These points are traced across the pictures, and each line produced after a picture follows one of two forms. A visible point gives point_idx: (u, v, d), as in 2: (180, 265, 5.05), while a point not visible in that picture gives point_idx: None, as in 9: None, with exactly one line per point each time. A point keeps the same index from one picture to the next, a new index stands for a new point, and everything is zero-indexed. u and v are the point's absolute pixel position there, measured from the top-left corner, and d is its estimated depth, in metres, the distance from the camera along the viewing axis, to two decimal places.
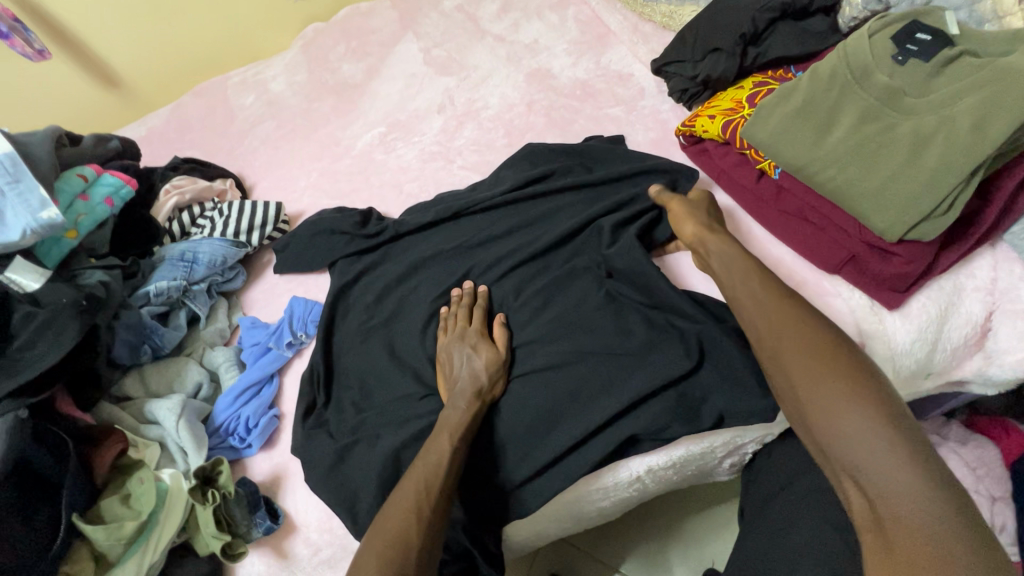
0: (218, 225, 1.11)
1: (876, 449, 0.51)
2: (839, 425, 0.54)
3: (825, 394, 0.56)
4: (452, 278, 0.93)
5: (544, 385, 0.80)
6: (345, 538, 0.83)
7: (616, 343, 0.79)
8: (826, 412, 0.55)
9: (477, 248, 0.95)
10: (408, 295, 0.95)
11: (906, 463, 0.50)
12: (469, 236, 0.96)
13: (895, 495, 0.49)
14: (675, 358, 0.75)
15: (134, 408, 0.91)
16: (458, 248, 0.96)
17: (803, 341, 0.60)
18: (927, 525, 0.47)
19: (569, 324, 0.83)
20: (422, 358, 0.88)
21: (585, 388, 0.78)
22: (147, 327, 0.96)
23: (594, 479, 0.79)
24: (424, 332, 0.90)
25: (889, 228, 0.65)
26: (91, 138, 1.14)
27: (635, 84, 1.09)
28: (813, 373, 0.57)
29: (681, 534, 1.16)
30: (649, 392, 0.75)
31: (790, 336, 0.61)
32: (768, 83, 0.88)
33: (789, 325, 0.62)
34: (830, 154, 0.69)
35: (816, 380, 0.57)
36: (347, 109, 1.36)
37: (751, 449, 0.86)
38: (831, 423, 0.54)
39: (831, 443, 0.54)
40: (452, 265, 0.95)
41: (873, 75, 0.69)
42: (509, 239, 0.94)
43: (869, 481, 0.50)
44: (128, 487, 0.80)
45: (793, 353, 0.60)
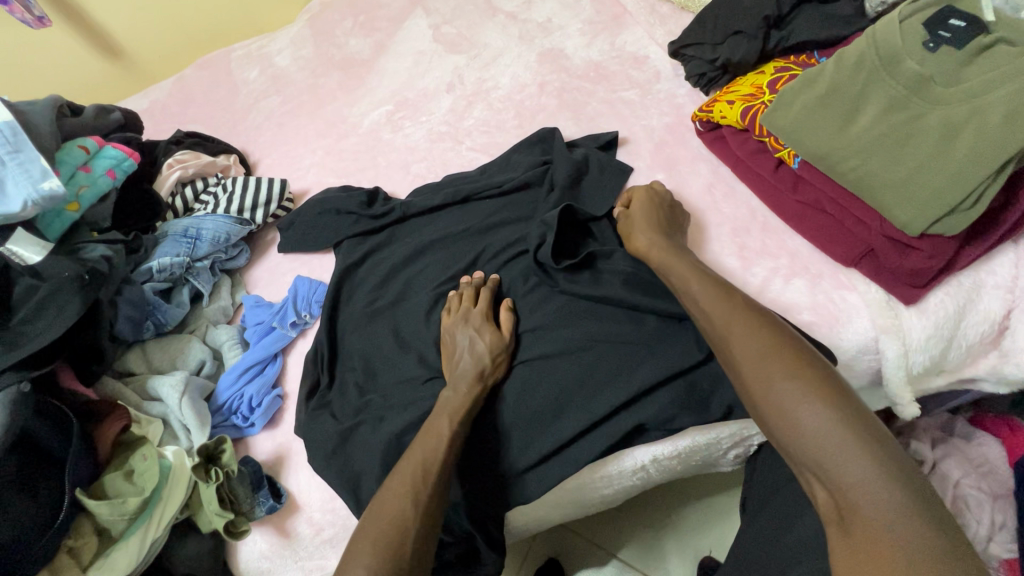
0: (221, 202, 1.09)
1: (833, 445, 0.51)
2: (789, 414, 0.54)
3: (779, 393, 0.56)
4: (459, 263, 0.92)
5: (551, 372, 0.79)
6: (347, 519, 0.84)
7: (624, 331, 0.79)
8: (780, 413, 0.55)
9: (484, 234, 0.93)
10: (415, 278, 0.94)
11: (851, 447, 0.50)
12: (476, 221, 0.95)
13: (854, 489, 0.48)
14: (685, 348, 0.75)
15: (137, 384, 0.90)
16: (466, 233, 0.94)
17: (752, 340, 0.60)
18: (888, 522, 0.46)
19: (577, 312, 0.82)
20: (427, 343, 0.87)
21: (592, 378, 0.77)
22: (150, 303, 0.95)
23: (598, 467, 0.79)
24: (431, 314, 0.89)
25: (910, 222, 0.63)
26: (92, 109, 1.11)
27: (650, 67, 1.07)
28: (763, 373, 0.58)
29: (681, 522, 1.16)
30: (657, 382, 0.74)
31: (739, 337, 0.61)
32: (790, 67, 0.85)
33: (737, 324, 0.62)
34: (854, 143, 0.67)
35: (770, 380, 0.57)
36: (354, 86, 1.33)
37: (757, 442, 0.85)
38: (786, 424, 0.54)
39: (789, 442, 0.54)
40: (459, 248, 0.94)
41: (903, 62, 0.67)
42: (516, 225, 0.92)
43: (819, 468, 0.51)
44: (131, 463, 0.79)
45: (743, 354, 0.60)
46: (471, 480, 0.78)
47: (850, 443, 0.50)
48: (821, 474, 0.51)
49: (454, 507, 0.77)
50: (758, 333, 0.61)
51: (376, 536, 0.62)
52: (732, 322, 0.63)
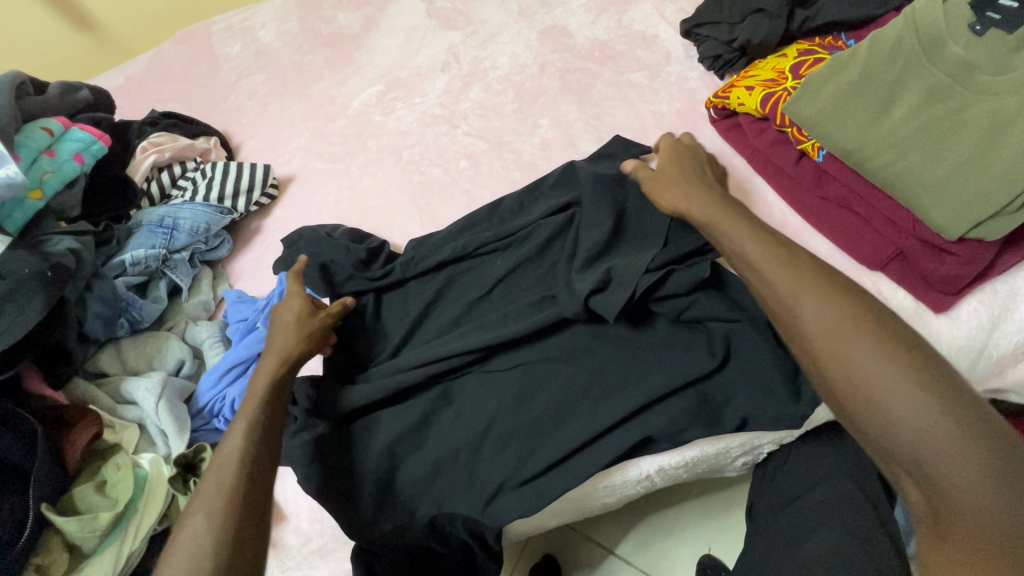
0: (201, 189, 1.02)
1: (941, 438, 0.44)
2: (877, 408, 0.46)
3: (866, 376, 0.47)
4: (468, 304, 0.84)
5: (554, 379, 0.75)
6: (335, 529, 0.80)
7: (634, 339, 0.75)
8: (866, 400, 0.47)
9: (494, 275, 0.84)
10: (432, 337, 0.83)
11: (962, 445, 0.43)
12: (490, 280, 0.84)
13: (963, 489, 0.43)
14: (697, 356, 0.71)
15: (110, 387, 0.84)
16: (470, 271, 0.86)
17: (825, 314, 0.51)
18: (997, 531, 0.41)
19: (586, 327, 0.77)
20: (419, 353, 0.80)
21: (596, 394, 0.73)
22: (123, 299, 0.89)
23: (601, 477, 0.74)
24: (436, 313, 0.85)
25: (947, 226, 0.59)
26: (57, 86, 1.03)
27: (660, 48, 1.00)
28: (850, 354, 0.49)
29: (682, 520, 1.13)
30: (661, 396, 0.70)
31: (811, 310, 0.51)
32: (816, 50, 0.79)
33: (808, 293, 0.52)
34: (888, 136, 0.63)
35: (854, 360, 0.48)
36: (342, 64, 1.24)
37: (767, 450, 0.80)
38: (882, 417, 0.46)
39: (879, 435, 0.47)
40: (476, 314, 0.83)
41: (947, 46, 0.63)
42: (529, 268, 0.83)
43: (919, 472, 0.44)
44: (103, 473, 0.74)
45: (822, 332, 0.50)
46: (469, 492, 0.73)
47: (959, 443, 0.43)
48: (921, 478, 0.45)
49: (451, 516, 0.72)
50: (831, 304, 0.51)
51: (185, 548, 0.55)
52: (801, 293, 0.53)
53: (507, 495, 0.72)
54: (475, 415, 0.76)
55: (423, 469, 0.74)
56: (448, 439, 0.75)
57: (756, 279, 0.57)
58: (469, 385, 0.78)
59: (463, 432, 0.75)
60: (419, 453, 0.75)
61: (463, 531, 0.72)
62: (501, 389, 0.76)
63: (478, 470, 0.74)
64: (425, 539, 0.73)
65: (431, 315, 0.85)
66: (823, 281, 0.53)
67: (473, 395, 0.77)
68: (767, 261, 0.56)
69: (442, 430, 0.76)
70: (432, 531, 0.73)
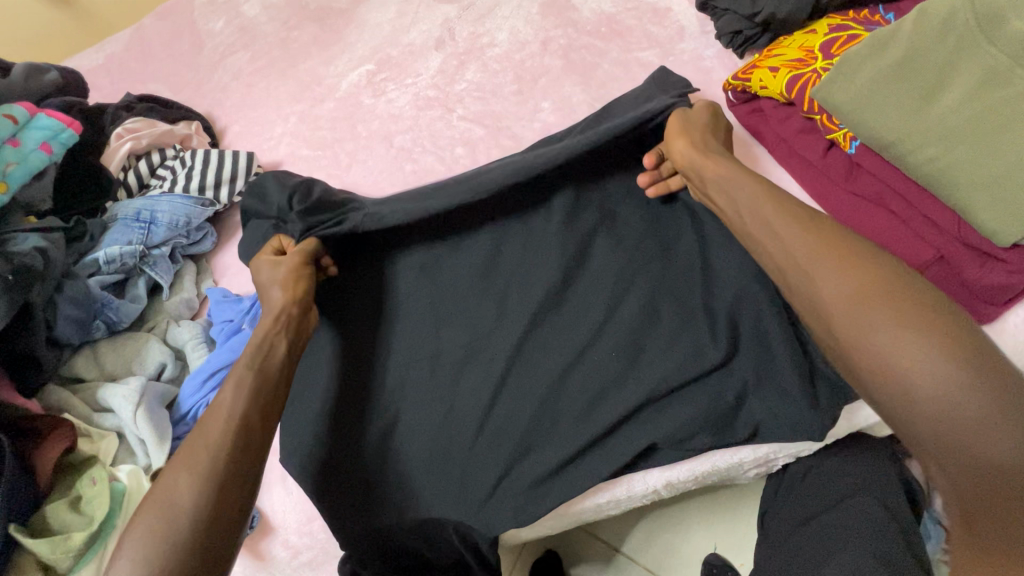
0: (180, 179, 0.96)
1: (958, 414, 0.44)
2: (891, 378, 0.47)
3: (880, 350, 0.48)
4: (458, 291, 0.76)
5: (549, 379, 0.70)
6: (324, 542, 0.75)
7: (641, 329, 0.70)
8: (877, 370, 0.48)
9: (480, 255, 0.77)
10: (435, 305, 0.76)
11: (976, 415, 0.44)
12: (487, 261, 0.77)
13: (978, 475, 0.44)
14: (703, 348, 0.67)
15: (87, 393, 0.80)
16: (459, 248, 0.78)
17: (841, 281, 0.51)
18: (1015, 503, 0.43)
19: (596, 311, 0.72)
20: (417, 335, 0.76)
21: (596, 390, 0.69)
22: (98, 300, 0.84)
23: (604, 486, 0.69)
24: (425, 285, 0.77)
25: (999, 230, 0.53)
26: (23, 69, 0.96)
27: (673, 22, 0.91)
28: (859, 327, 0.49)
29: (689, 519, 1.09)
30: (666, 389, 0.66)
31: (829, 283, 0.51)
32: (849, 24, 0.71)
33: (824, 261, 0.52)
34: (933, 127, 0.57)
35: (868, 335, 0.48)
36: (331, 40, 1.16)
37: (783, 461, 0.74)
38: (893, 386, 0.47)
39: (893, 409, 0.47)
40: (465, 298, 0.76)
41: (1008, 22, 0.56)
42: (513, 240, 0.77)
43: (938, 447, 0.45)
44: (78, 488, 0.70)
45: (834, 304, 0.51)
46: (465, 495, 0.68)
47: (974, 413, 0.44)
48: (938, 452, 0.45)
49: (447, 522, 0.68)
50: (850, 271, 0.51)
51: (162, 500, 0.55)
52: (815, 263, 0.53)
53: (501, 502, 0.67)
54: (471, 411, 0.71)
55: (417, 469, 0.70)
56: (439, 439, 0.71)
57: (776, 252, 0.56)
58: (462, 377, 0.73)
59: (456, 432, 0.70)
60: (413, 465, 0.70)
61: (453, 532, 0.68)
62: (494, 380, 0.71)
63: (470, 476, 0.69)
64: (414, 541, 0.69)
65: (414, 285, 0.78)
66: (846, 250, 0.52)
67: (468, 386, 0.72)
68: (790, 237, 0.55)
69: (433, 427, 0.71)
70: (420, 533, 0.69)
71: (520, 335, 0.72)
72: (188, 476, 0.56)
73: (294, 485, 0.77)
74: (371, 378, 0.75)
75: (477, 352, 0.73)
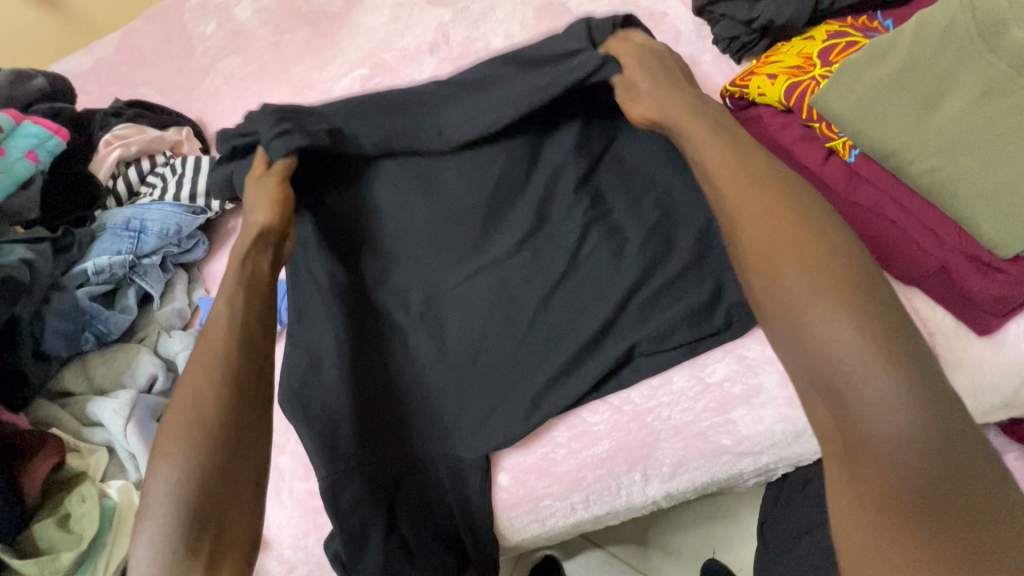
0: (170, 186, 0.94)
1: (859, 370, 0.43)
2: (799, 312, 0.47)
3: (787, 292, 0.48)
4: (463, 250, 0.77)
5: (535, 319, 0.73)
6: (320, 557, 0.75)
7: (629, 324, 0.70)
8: (788, 314, 0.47)
9: (499, 249, 0.78)
10: (463, 298, 0.77)
11: (880, 368, 0.43)
12: (499, 255, 0.77)
13: (868, 425, 0.43)
14: (695, 327, 0.68)
15: (76, 408, 0.79)
16: (453, 161, 0.82)
17: (768, 226, 0.51)
18: (895, 462, 0.41)
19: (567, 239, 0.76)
20: (432, 326, 0.76)
21: (576, 309, 0.73)
22: (86, 312, 0.82)
23: (606, 499, 0.69)
24: (449, 273, 0.78)
25: (1002, 242, 0.53)
26: (9, 76, 0.95)
27: (669, 27, 0.90)
28: (787, 305, 0.48)
29: (687, 526, 1.08)
30: (633, 285, 0.71)
31: (754, 225, 0.51)
32: (848, 32, 0.70)
33: (755, 207, 0.52)
34: (937, 136, 0.56)
35: (782, 272, 0.49)
36: (324, 44, 1.15)
37: (782, 471, 0.73)
38: (798, 332, 0.47)
39: (802, 353, 0.47)
40: (495, 292, 0.76)
41: (1009, 31, 0.56)
42: (514, 259, 0.77)
43: (836, 393, 0.44)
44: (66, 506, 0.68)
45: (777, 282, 0.49)
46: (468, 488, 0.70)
47: (880, 366, 0.43)
48: (835, 400, 0.44)
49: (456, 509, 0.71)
50: (779, 212, 0.52)
51: (176, 446, 0.53)
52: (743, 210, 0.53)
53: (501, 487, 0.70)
54: (462, 349, 0.74)
55: (411, 407, 0.74)
56: (450, 427, 0.72)
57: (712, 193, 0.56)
58: (450, 313, 0.77)
59: (464, 420, 0.72)
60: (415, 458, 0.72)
61: (442, 463, 0.71)
62: (512, 375, 0.72)
63: (466, 472, 0.71)
64: (416, 528, 0.72)
65: (405, 194, 0.81)
66: (778, 194, 0.52)
67: (486, 377, 0.73)
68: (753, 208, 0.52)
69: (427, 364, 0.75)
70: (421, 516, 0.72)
71: (504, 278, 0.76)
72: (207, 413, 0.54)
73: (289, 497, 0.76)
74: (376, 373, 0.76)
75: (493, 342, 0.74)
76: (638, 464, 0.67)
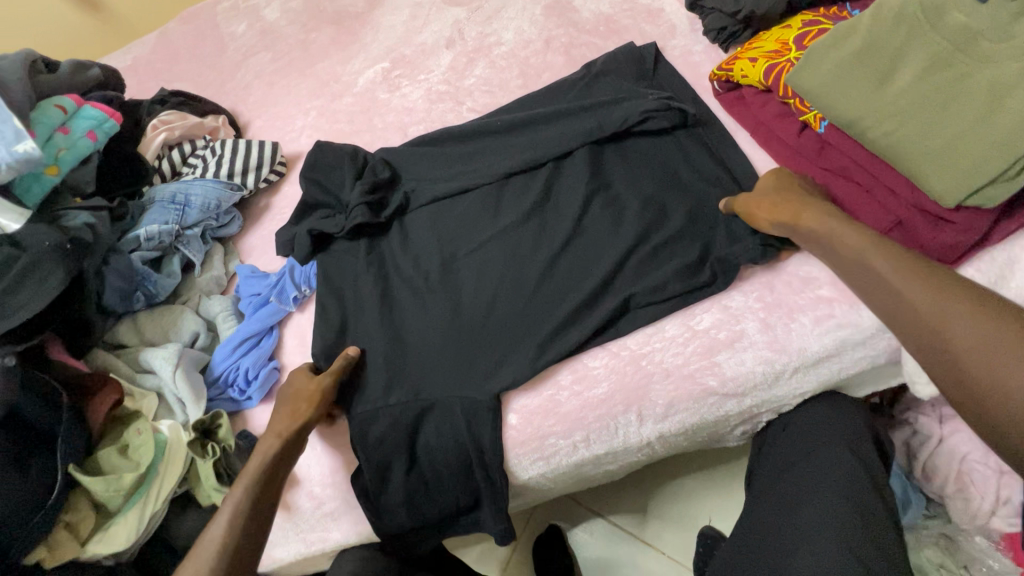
0: (210, 166, 1.04)
1: None
2: (998, 401, 0.49)
3: (985, 379, 0.50)
4: (501, 241, 0.86)
5: (548, 282, 0.81)
6: (346, 494, 0.83)
7: (627, 276, 0.79)
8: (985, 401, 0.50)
9: (511, 220, 0.87)
10: (481, 269, 0.85)
11: None
12: (505, 228, 0.87)
13: None
14: (687, 273, 0.76)
15: (130, 356, 0.88)
16: (474, 154, 0.95)
17: (970, 325, 0.52)
18: None
19: (571, 207, 0.85)
20: (444, 290, 0.86)
21: (580, 269, 0.81)
22: (138, 273, 0.91)
23: (606, 438, 0.77)
24: (464, 244, 0.88)
25: (946, 193, 0.61)
26: (69, 66, 1.05)
27: (665, 21, 0.99)
28: (975, 373, 0.51)
29: (683, 492, 1.16)
30: (631, 246, 0.79)
31: (950, 319, 0.53)
32: (820, 20, 0.79)
33: (949, 305, 0.54)
34: (889, 106, 0.65)
35: (979, 366, 0.51)
36: (348, 40, 1.25)
37: (766, 418, 0.82)
38: (998, 417, 0.50)
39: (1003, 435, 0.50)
40: (506, 258, 0.85)
41: (949, 14, 0.64)
42: (526, 229, 0.86)
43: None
44: (125, 437, 0.77)
45: (957, 345, 0.52)
46: (476, 427, 0.78)
47: None
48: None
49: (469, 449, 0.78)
50: (975, 312, 0.53)
51: None
52: (939, 303, 0.55)
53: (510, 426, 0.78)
54: (476, 302, 0.83)
55: (425, 357, 0.82)
56: (458, 374, 0.79)
57: (885, 290, 0.59)
58: (467, 274, 0.86)
59: (474, 369, 0.79)
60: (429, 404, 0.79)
61: (456, 408, 0.78)
62: (518, 332, 0.80)
63: (477, 415, 0.77)
64: (434, 469, 0.80)
65: (433, 181, 0.95)
66: (973, 300, 0.54)
67: (491, 334, 0.80)
68: (917, 293, 0.56)
69: (444, 315, 0.83)
70: (434, 458, 0.80)
71: (519, 245, 0.85)
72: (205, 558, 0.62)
73: (318, 440, 0.85)
74: (395, 329, 0.85)
75: (501, 303, 0.82)
76: (634, 404, 0.75)
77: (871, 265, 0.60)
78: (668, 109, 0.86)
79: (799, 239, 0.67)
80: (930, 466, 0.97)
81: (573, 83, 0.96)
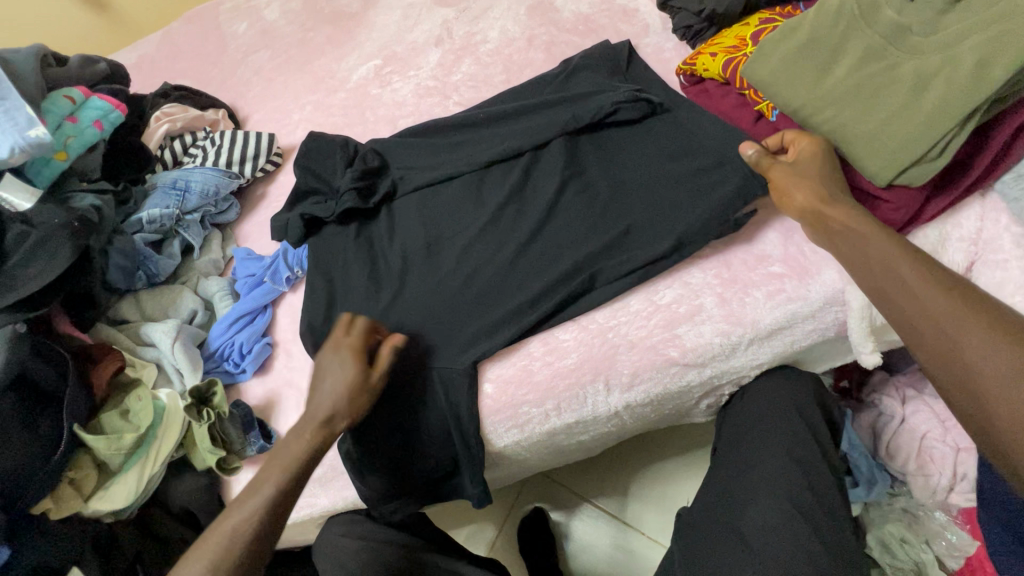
0: (210, 155, 1.10)
1: None
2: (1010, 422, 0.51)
3: (999, 399, 0.52)
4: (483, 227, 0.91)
5: (525, 260, 0.87)
6: (333, 460, 0.88)
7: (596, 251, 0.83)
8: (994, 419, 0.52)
9: (494, 203, 0.92)
10: (464, 250, 0.90)
11: None
12: (485, 212, 0.92)
13: None
14: (652, 243, 0.81)
15: (130, 331, 0.93)
16: (459, 144, 1.01)
17: (993, 349, 0.53)
18: None
19: (547, 191, 0.90)
20: (428, 268, 0.91)
21: (555, 248, 0.86)
22: (140, 253, 0.97)
23: (575, 406, 0.82)
24: (447, 226, 0.94)
25: (878, 173, 0.68)
26: (78, 60, 1.11)
27: (640, 21, 1.06)
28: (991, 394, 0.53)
29: (660, 473, 1.20)
30: (601, 226, 0.85)
31: (975, 342, 0.54)
32: (775, 18, 0.86)
33: (971, 328, 0.55)
34: (827, 95, 0.71)
35: (996, 389, 0.52)
36: (343, 39, 1.31)
37: (728, 390, 0.87)
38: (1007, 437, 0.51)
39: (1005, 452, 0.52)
40: (487, 240, 0.90)
41: (882, 11, 0.71)
42: (506, 212, 0.91)
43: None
44: (126, 403, 0.83)
45: (972, 365, 0.54)
46: (454, 394, 0.83)
47: None
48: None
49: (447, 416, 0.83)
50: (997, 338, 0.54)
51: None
52: (962, 326, 0.55)
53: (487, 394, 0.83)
54: (456, 280, 0.88)
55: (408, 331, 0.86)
56: (438, 346, 0.85)
57: (908, 303, 0.59)
58: (449, 255, 0.91)
59: (453, 340, 0.85)
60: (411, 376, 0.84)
61: (437, 377, 0.83)
62: (494, 306, 0.85)
63: (456, 384, 0.83)
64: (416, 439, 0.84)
65: (418, 169, 1.00)
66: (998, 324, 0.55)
67: (468, 310, 0.86)
68: (945, 310, 0.57)
69: (428, 293, 0.89)
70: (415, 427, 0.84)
71: (498, 228, 0.91)
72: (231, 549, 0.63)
73: None
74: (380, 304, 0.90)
75: (479, 280, 0.87)
76: (602, 374, 0.80)
77: (898, 278, 0.60)
78: (637, 101, 0.92)
79: (825, 234, 0.67)
80: (891, 444, 0.98)
81: (552, 77, 1.02)
